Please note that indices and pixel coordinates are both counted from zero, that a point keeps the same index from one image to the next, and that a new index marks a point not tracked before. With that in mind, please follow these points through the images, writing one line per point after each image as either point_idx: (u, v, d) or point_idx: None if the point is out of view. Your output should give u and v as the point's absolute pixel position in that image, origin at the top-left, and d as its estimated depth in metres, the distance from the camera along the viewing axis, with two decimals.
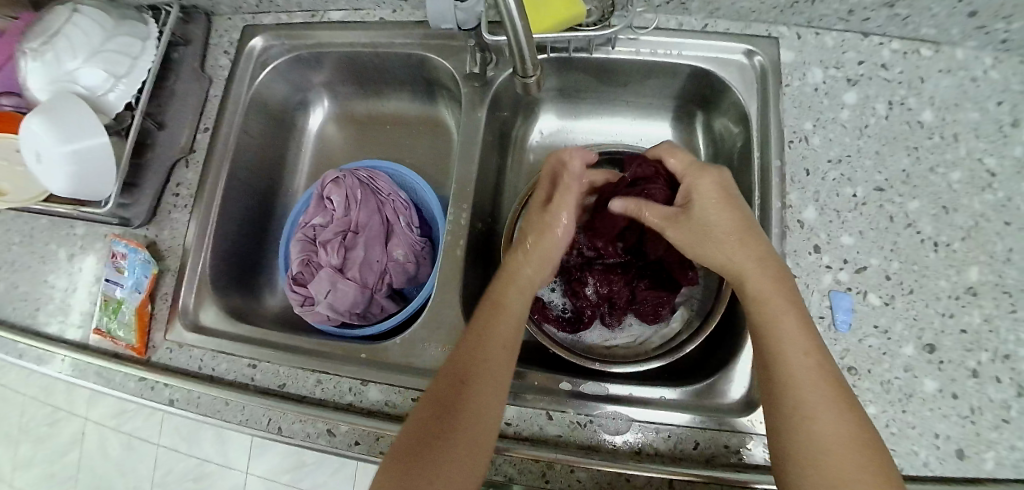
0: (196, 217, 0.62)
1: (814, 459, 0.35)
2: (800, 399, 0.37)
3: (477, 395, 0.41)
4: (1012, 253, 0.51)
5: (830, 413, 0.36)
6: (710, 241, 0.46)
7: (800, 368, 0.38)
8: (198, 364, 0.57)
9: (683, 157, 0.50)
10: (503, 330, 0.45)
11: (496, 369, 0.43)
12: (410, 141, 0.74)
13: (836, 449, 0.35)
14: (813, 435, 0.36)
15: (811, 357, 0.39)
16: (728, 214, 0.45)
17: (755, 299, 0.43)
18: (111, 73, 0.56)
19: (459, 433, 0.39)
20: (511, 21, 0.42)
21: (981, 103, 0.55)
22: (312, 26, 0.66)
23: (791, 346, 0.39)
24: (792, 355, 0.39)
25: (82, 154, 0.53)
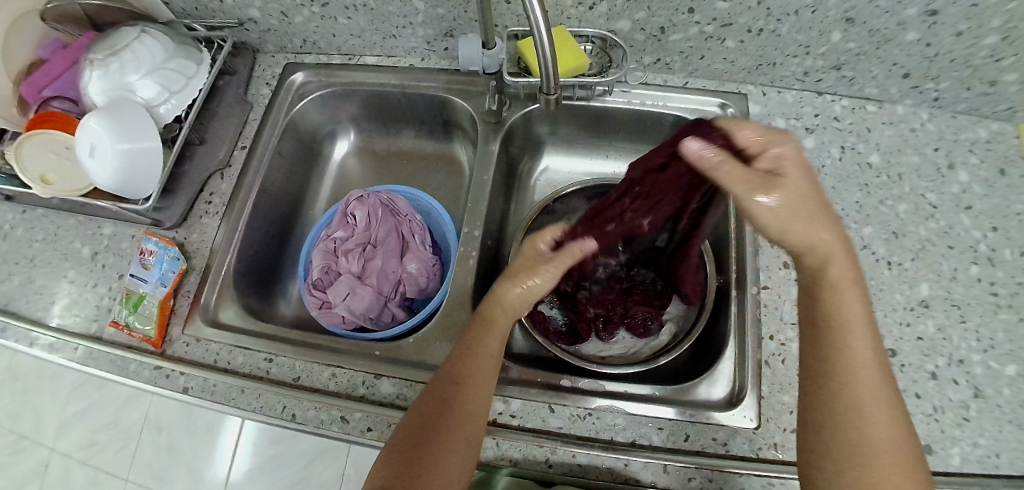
0: (226, 223, 0.67)
1: (868, 453, 0.39)
2: (857, 392, 0.40)
3: (466, 399, 0.46)
4: (956, 272, 0.58)
5: (878, 413, 0.40)
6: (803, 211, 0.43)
7: (857, 354, 0.41)
8: (213, 358, 0.60)
9: (750, 129, 0.46)
10: (489, 352, 0.49)
11: (481, 388, 0.47)
12: (423, 172, 0.82)
13: (882, 443, 0.39)
14: (852, 418, 0.40)
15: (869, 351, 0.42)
16: (812, 208, 0.43)
17: (827, 281, 0.43)
18: (167, 88, 0.64)
19: (438, 450, 0.44)
20: (543, 62, 0.52)
21: (921, 149, 0.64)
22: (349, 67, 0.75)
23: (857, 339, 0.42)
24: (857, 350, 0.41)
25: (131, 153, 0.59)
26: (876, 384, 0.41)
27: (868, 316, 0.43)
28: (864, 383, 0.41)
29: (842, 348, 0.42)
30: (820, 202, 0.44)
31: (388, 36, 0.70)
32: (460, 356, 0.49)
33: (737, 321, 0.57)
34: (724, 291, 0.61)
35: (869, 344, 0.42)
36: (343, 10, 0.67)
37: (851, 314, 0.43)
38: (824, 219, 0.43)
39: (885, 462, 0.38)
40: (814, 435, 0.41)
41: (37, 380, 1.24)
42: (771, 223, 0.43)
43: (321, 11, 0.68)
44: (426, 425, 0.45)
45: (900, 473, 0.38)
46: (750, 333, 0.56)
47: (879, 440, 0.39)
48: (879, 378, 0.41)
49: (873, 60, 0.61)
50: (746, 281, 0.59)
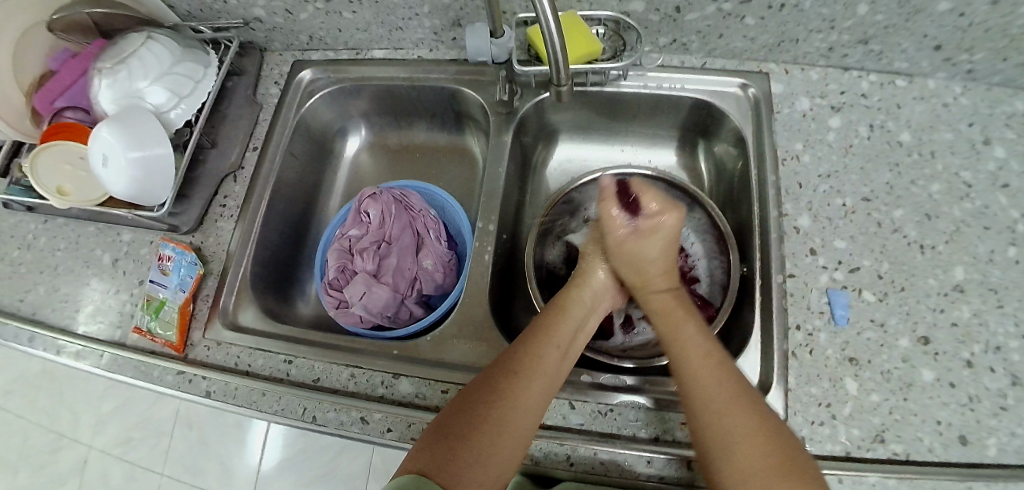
0: (241, 226, 0.67)
1: (722, 438, 0.41)
2: (710, 387, 0.44)
3: (528, 388, 0.45)
4: (993, 255, 0.55)
5: (727, 408, 0.43)
6: (648, 255, 0.57)
7: (692, 359, 0.47)
8: (234, 361, 0.60)
9: (655, 196, 0.58)
10: (559, 344, 0.50)
11: (548, 376, 0.47)
12: (435, 166, 0.81)
13: (737, 423, 0.42)
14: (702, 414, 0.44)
15: (710, 359, 0.46)
16: (655, 246, 0.57)
17: (659, 310, 0.54)
18: (176, 93, 0.64)
19: (500, 430, 0.42)
20: (553, 51, 0.50)
21: (955, 125, 0.61)
22: (356, 63, 0.74)
23: (691, 353, 0.47)
24: (693, 355, 0.47)
25: (144, 162, 0.59)
26: (725, 388, 0.44)
27: (712, 339, 0.49)
28: (698, 381, 0.45)
29: (678, 356, 0.48)
30: (660, 251, 0.57)
31: (394, 28, 0.69)
32: (529, 343, 0.49)
33: (762, 310, 0.56)
34: (749, 279, 0.60)
35: (707, 354, 0.47)
36: (347, 4, 0.65)
37: (677, 339, 0.49)
38: (665, 270, 0.57)
39: (744, 447, 0.40)
40: (689, 431, 0.44)
41: (71, 380, 1.28)
42: (621, 257, 0.57)
43: (325, 6, 0.66)
44: (490, 400, 0.44)
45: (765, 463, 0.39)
46: (775, 324, 0.54)
47: (737, 423, 0.42)
48: (725, 377, 0.45)
49: (904, 32, 0.58)
50: (771, 270, 0.57)
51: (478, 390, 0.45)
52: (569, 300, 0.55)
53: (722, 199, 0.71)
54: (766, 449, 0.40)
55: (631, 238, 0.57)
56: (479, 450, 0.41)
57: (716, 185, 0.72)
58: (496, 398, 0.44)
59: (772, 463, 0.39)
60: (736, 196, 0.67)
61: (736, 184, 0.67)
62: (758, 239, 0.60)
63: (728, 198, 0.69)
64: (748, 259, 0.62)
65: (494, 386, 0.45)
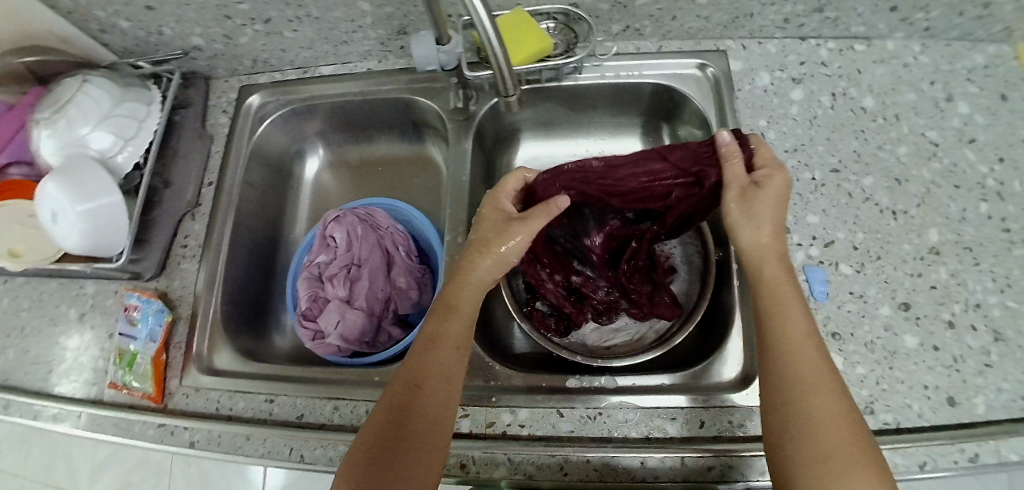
0: (205, 265, 0.65)
1: (825, 434, 0.37)
2: (808, 374, 0.39)
3: (439, 361, 0.46)
4: (965, 213, 0.55)
5: (819, 401, 0.38)
6: (766, 212, 0.46)
7: (795, 346, 0.41)
8: (215, 406, 0.59)
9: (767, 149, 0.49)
10: (454, 337, 0.47)
11: (449, 375, 0.46)
12: (400, 179, 0.79)
13: (829, 425, 0.37)
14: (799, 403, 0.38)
15: (813, 343, 0.41)
16: (774, 214, 0.46)
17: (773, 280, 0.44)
18: (121, 136, 0.61)
19: (410, 445, 0.42)
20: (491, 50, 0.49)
21: (916, 85, 0.61)
22: (305, 82, 0.71)
23: (797, 334, 0.41)
24: (802, 342, 0.41)
25: (95, 213, 0.57)
26: (829, 381, 0.39)
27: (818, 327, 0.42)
28: (798, 370, 0.40)
29: (784, 338, 0.41)
30: (778, 218, 0.46)
31: (339, 43, 0.66)
32: (421, 347, 0.47)
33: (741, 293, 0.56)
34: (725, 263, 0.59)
35: (808, 336, 0.41)
36: (287, 23, 0.62)
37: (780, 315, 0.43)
38: (779, 232, 0.46)
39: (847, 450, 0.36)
40: (776, 417, 0.39)
41: None
42: (740, 219, 0.47)
43: (264, 28, 0.63)
44: (393, 418, 0.43)
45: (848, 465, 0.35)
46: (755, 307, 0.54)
47: (828, 419, 0.37)
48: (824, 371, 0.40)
49: None
50: None
51: (404, 373, 0.46)
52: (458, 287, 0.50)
53: None
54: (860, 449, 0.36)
55: (739, 201, 0.47)
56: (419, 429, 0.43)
57: None
58: (399, 415, 0.43)
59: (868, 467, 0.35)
60: None
61: None
62: None
63: None
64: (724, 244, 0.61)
65: (395, 403, 0.44)
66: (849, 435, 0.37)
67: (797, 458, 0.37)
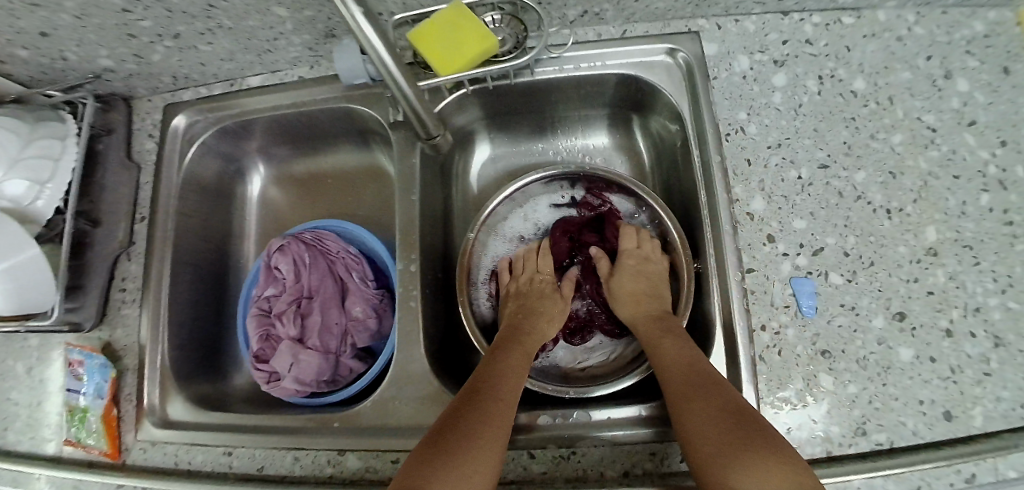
0: (145, 309, 0.60)
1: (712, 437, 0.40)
2: (689, 391, 0.44)
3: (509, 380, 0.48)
4: (966, 206, 0.50)
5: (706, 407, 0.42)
6: (630, 277, 0.58)
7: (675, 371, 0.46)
8: (173, 461, 0.56)
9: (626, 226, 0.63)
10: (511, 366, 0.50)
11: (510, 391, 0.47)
12: (352, 192, 0.72)
13: (714, 425, 0.40)
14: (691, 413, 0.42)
15: (686, 360, 0.47)
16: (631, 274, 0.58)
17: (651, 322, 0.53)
18: (35, 179, 0.55)
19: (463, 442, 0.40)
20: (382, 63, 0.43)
21: (911, 61, 0.54)
22: (232, 96, 0.64)
23: (670, 358, 0.48)
24: (674, 364, 0.47)
25: (17, 274, 0.52)
26: (704, 388, 0.43)
27: (696, 349, 0.48)
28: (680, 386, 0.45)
29: (661, 367, 0.48)
30: (640, 281, 0.57)
31: (262, 52, 0.59)
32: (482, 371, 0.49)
33: (722, 311, 0.51)
34: (704, 276, 0.55)
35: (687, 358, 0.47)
36: (198, 37, 0.55)
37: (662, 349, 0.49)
38: (654, 290, 0.56)
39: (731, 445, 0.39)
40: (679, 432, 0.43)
41: None
42: (615, 291, 0.59)
43: (175, 44, 0.56)
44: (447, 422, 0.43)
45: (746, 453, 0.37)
46: (737, 327, 0.49)
47: (712, 421, 0.41)
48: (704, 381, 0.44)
49: None
50: (726, 267, 0.51)
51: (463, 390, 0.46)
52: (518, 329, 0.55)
53: (667, 180, 0.64)
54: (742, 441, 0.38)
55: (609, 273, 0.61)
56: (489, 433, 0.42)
57: (660, 164, 0.65)
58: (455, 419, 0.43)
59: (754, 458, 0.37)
60: (682, 176, 0.60)
61: (680, 164, 0.60)
62: (709, 231, 0.53)
63: (673, 179, 0.63)
64: (701, 253, 0.56)
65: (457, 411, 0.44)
66: (733, 431, 0.39)
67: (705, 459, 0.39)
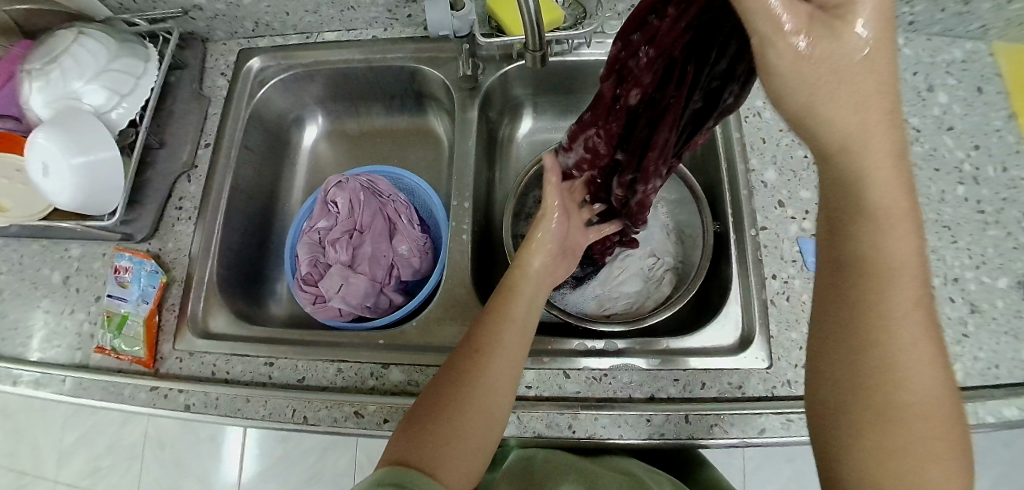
0: (201, 227, 0.64)
1: (889, 418, 0.30)
2: (890, 349, 0.30)
3: (490, 366, 0.44)
4: (944, 195, 0.58)
5: (912, 385, 0.29)
6: (861, 81, 0.27)
7: (901, 322, 0.30)
8: (211, 369, 0.57)
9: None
10: (518, 311, 0.48)
11: (511, 345, 0.45)
12: (401, 149, 0.79)
13: (911, 412, 0.29)
14: (865, 374, 0.30)
15: (913, 301, 0.30)
16: (884, 59, 0.26)
17: (830, 180, 0.30)
18: (116, 91, 0.58)
19: (458, 409, 0.42)
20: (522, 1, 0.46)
21: (900, 75, 0.64)
22: (307, 47, 0.71)
23: (897, 277, 0.30)
24: (896, 299, 0.30)
25: (91, 168, 0.54)
26: (928, 361, 0.30)
27: (924, 274, 0.31)
28: (896, 361, 0.30)
29: (877, 294, 0.30)
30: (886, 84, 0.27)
31: (345, 8, 0.67)
32: (485, 322, 0.47)
33: (739, 264, 0.58)
34: (722, 234, 0.62)
35: (908, 278, 0.30)
36: None
37: (890, 261, 0.30)
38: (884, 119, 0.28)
39: (910, 430, 0.29)
40: (846, 390, 0.31)
41: (29, 432, 1.16)
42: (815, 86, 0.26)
43: None
44: (456, 380, 0.43)
45: (935, 440, 0.29)
46: (752, 275, 0.56)
47: (917, 404, 0.29)
48: (925, 339, 0.30)
49: None
50: (744, 225, 0.59)
51: (469, 341, 0.46)
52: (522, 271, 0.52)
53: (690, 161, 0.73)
54: (922, 438, 0.29)
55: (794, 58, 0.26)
56: (453, 432, 0.41)
57: None
58: (462, 377, 0.43)
59: (931, 449, 0.29)
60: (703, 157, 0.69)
61: None
62: (728, 196, 0.62)
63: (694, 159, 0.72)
64: (720, 216, 0.63)
65: (456, 372, 0.44)
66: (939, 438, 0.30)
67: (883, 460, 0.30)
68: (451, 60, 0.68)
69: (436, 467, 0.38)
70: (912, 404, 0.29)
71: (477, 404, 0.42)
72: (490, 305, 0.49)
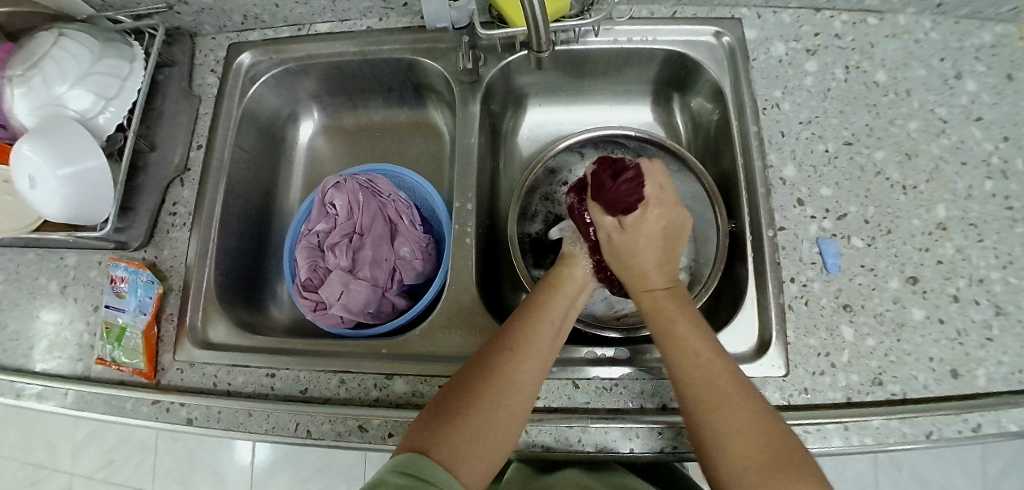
0: (196, 234, 0.62)
1: (722, 447, 0.38)
2: (700, 392, 0.41)
3: (523, 367, 0.42)
4: (971, 190, 0.56)
5: (729, 417, 0.39)
6: (643, 243, 0.50)
7: (695, 371, 0.42)
8: (213, 381, 0.56)
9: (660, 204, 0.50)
10: (556, 310, 0.48)
11: (546, 343, 0.45)
12: (402, 145, 0.77)
13: (734, 437, 0.38)
14: (698, 420, 0.41)
15: (705, 358, 0.43)
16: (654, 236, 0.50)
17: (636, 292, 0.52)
18: (101, 94, 0.56)
19: (487, 401, 0.40)
20: None
21: (927, 62, 0.60)
22: (299, 40, 0.68)
23: (692, 349, 0.43)
24: (690, 360, 0.43)
25: (79, 177, 0.52)
26: (734, 395, 0.41)
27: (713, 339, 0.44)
28: (703, 397, 0.41)
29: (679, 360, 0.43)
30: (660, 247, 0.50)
31: None
32: (522, 317, 0.46)
33: (755, 266, 0.55)
34: (737, 233, 0.60)
35: (698, 351, 0.43)
36: None
37: (677, 343, 0.44)
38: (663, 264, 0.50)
39: (736, 456, 0.38)
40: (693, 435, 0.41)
41: (44, 426, 1.17)
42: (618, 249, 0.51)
43: None
44: (487, 372, 0.42)
45: (763, 460, 0.37)
46: (768, 279, 0.54)
47: (734, 429, 0.39)
48: (729, 381, 0.41)
49: None
50: (761, 225, 0.56)
51: (504, 335, 0.45)
52: (561, 275, 0.52)
53: (702, 154, 0.70)
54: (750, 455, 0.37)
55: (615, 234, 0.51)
56: (479, 426, 0.39)
57: (694, 139, 0.71)
58: (494, 369, 0.42)
59: (761, 464, 0.37)
60: (716, 151, 0.66)
61: (716, 140, 0.66)
62: (744, 193, 0.59)
63: (707, 152, 0.69)
64: (736, 215, 0.61)
65: (487, 364, 0.43)
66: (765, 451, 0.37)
67: (727, 472, 0.38)
68: (450, 53, 0.65)
69: (457, 465, 0.37)
70: (729, 433, 0.39)
71: (506, 399, 0.41)
72: (530, 300, 0.49)
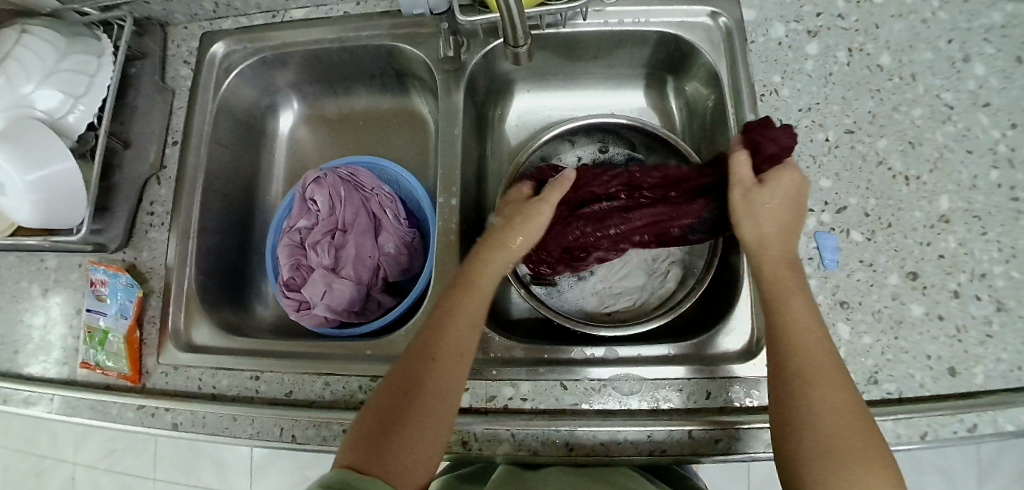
0: (175, 234, 0.60)
1: (817, 429, 0.38)
2: (802, 370, 0.40)
3: (442, 373, 0.43)
4: (976, 180, 0.53)
5: (829, 399, 0.39)
6: (770, 214, 0.48)
7: (804, 349, 0.41)
8: (197, 384, 0.55)
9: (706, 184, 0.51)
10: (470, 308, 0.48)
11: (462, 342, 0.45)
12: (387, 134, 0.74)
13: (830, 421, 0.38)
14: (795, 398, 0.40)
15: (812, 336, 0.42)
16: (785, 212, 0.48)
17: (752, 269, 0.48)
18: (69, 93, 0.53)
19: (411, 416, 0.41)
20: None
21: (934, 43, 0.57)
22: (274, 27, 0.65)
23: (795, 327, 0.43)
24: (800, 338, 0.42)
25: (49, 181, 0.50)
26: (830, 380, 0.40)
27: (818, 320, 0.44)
28: (810, 374, 0.40)
29: (786, 330, 0.43)
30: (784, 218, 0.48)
31: None
32: (432, 323, 0.46)
33: None
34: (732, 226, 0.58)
35: (807, 329, 0.42)
36: None
37: (783, 311, 0.44)
38: (787, 229, 0.47)
39: (831, 443, 0.37)
40: (778, 411, 0.40)
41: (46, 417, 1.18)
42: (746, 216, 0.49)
43: None
44: (405, 388, 0.43)
45: (853, 448, 0.37)
46: None
47: (833, 413, 0.38)
48: (829, 364, 0.41)
49: None
50: None
51: (415, 347, 0.45)
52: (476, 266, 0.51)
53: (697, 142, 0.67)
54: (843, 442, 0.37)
55: (741, 199, 0.49)
56: (406, 441, 0.40)
57: (689, 126, 0.69)
58: (411, 384, 0.43)
59: (852, 453, 0.37)
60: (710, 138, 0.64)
61: (712, 128, 0.64)
62: None
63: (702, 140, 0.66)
64: None
65: (404, 381, 0.43)
66: (856, 441, 0.37)
67: (819, 458, 0.37)
68: (432, 39, 0.62)
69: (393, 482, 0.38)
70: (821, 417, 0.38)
71: (429, 410, 0.42)
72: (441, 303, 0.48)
